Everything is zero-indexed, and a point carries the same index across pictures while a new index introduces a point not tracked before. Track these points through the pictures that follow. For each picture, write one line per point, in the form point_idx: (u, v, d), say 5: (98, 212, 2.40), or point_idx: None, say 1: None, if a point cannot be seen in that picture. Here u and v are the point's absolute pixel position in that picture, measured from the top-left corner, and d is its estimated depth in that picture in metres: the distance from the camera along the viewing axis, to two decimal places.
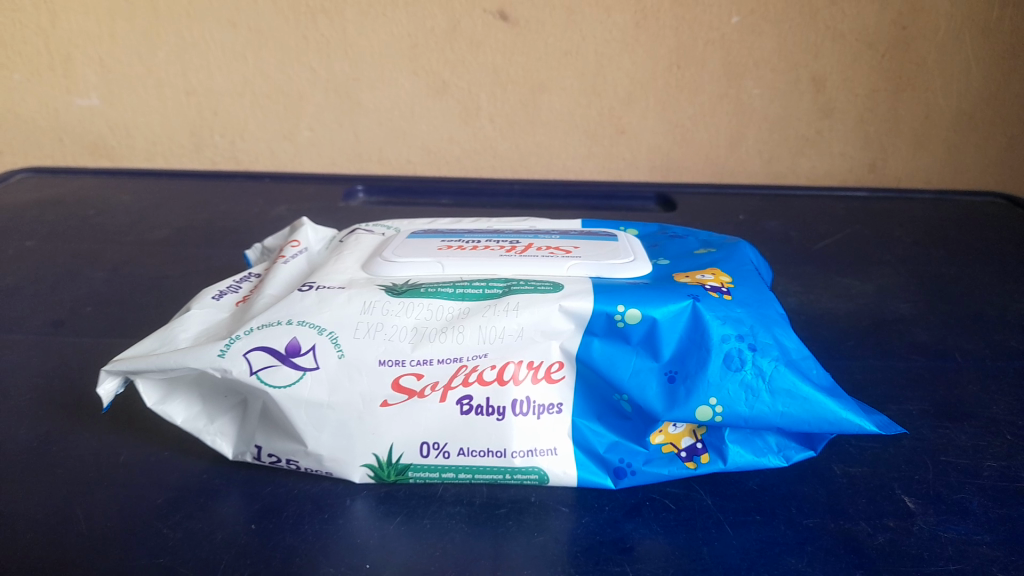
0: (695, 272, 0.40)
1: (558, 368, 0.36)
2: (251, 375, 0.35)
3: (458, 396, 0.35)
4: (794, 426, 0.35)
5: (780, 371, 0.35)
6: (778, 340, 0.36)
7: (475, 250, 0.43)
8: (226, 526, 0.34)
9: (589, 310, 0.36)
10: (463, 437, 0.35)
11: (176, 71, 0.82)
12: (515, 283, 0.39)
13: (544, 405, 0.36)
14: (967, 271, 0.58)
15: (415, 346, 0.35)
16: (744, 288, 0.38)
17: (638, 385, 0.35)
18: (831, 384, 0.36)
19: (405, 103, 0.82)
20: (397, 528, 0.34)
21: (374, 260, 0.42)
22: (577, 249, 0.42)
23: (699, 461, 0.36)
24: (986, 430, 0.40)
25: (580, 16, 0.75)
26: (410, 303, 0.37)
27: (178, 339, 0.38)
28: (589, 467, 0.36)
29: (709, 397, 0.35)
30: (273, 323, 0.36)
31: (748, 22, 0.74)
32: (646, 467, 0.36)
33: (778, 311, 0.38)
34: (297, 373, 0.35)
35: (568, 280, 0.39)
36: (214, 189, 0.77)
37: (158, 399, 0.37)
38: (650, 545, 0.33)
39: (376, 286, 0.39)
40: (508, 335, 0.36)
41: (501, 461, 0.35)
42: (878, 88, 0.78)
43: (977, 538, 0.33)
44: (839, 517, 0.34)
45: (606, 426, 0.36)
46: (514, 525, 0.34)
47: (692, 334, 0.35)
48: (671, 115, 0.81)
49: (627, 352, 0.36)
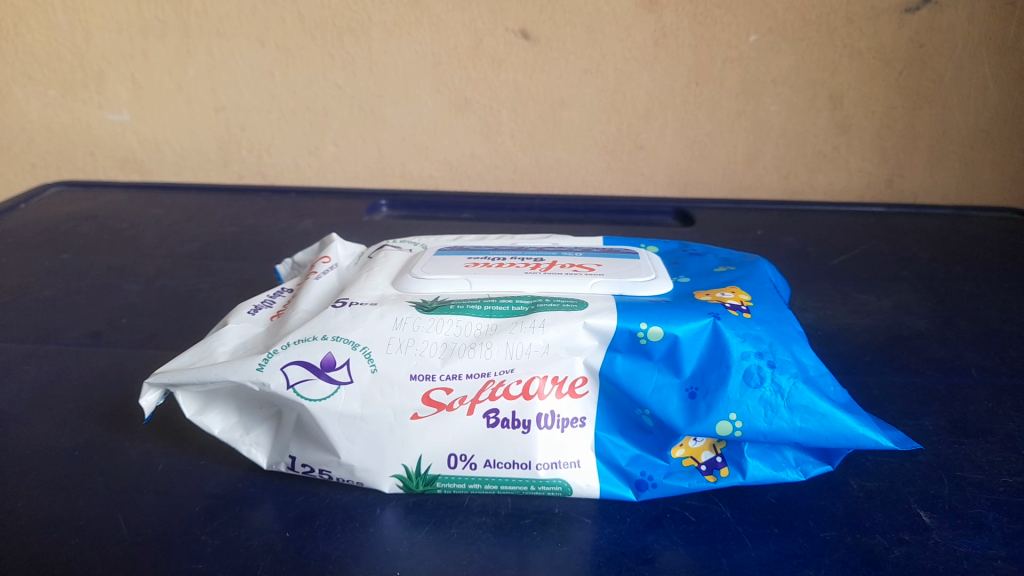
0: (715, 290, 0.41)
1: (582, 383, 0.37)
2: (288, 388, 0.36)
3: (485, 410, 0.37)
4: (813, 442, 0.36)
5: (799, 387, 0.36)
6: (797, 357, 0.37)
7: (501, 267, 0.44)
8: (262, 533, 0.35)
9: (614, 327, 0.37)
10: (490, 448, 0.37)
11: (206, 88, 0.84)
12: (541, 301, 0.40)
13: (568, 419, 0.37)
14: (984, 287, 0.59)
15: (445, 361, 0.37)
16: (764, 305, 0.40)
17: (660, 401, 0.37)
18: (849, 401, 0.37)
19: (428, 120, 0.84)
20: (426, 536, 0.35)
21: (404, 277, 0.44)
22: (600, 267, 0.44)
23: (719, 474, 0.37)
24: (1002, 446, 0.40)
25: (600, 35, 0.77)
26: (440, 319, 0.39)
27: (217, 352, 0.40)
28: (611, 479, 0.37)
29: (729, 412, 0.36)
30: (310, 337, 0.38)
31: (766, 40, 0.76)
32: (667, 480, 0.37)
33: (797, 329, 0.39)
34: (332, 387, 0.36)
35: (591, 297, 0.40)
36: (242, 204, 0.79)
37: (196, 410, 0.39)
38: (671, 556, 0.34)
39: (406, 302, 0.40)
40: (535, 351, 0.37)
41: (526, 472, 0.37)
42: (895, 105, 0.79)
43: (993, 552, 0.34)
44: (856, 530, 0.35)
45: (628, 440, 0.38)
46: (538, 535, 0.35)
47: (712, 351, 0.37)
48: (689, 131, 0.82)
49: (649, 368, 0.37)
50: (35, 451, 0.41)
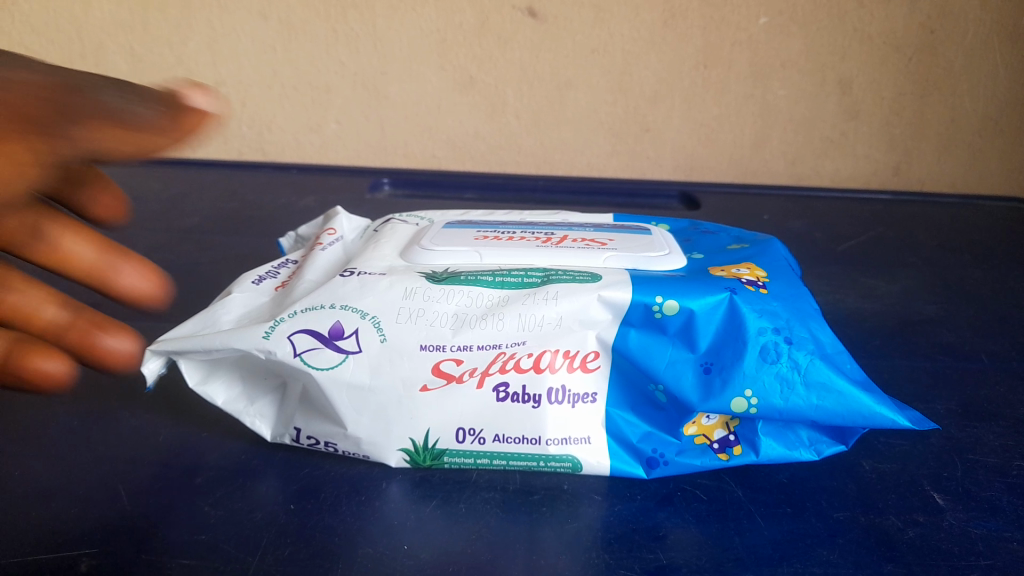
0: (731, 266, 0.40)
1: (593, 357, 0.37)
2: (294, 356, 0.36)
3: (495, 382, 0.36)
4: (829, 421, 0.35)
5: (815, 364, 0.35)
6: (814, 334, 0.36)
7: (511, 241, 0.43)
8: (265, 505, 0.35)
9: (629, 301, 0.36)
10: (498, 423, 0.36)
11: (207, 62, 0.83)
12: (554, 273, 0.39)
13: (578, 394, 0.37)
14: (994, 274, 0.59)
15: (456, 332, 0.36)
16: (778, 281, 0.39)
17: (674, 376, 0.36)
18: (864, 379, 0.36)
19: (432, 98, 0.83)
20: (433, 510, 0.35)
21: (412, 248, 0.43)
22: (612, 241, 0.43)
23: (732, 452, 0.37)
24: (1015, 430, 0.40)
25: (608, 14, 0.76)
26: (450, 290, 0.38)
27: (223, 320, 0.39)
28: (622, 456, 0.37)
29: (744, 388, 0.35)
30: (316, 306, 0.37)
31: (776, 23, 0.75)
32: (679, 458, 0.36)
33: (813, 306, 0.38)
34: (340, 356, 0.36)
35: (605, 271, 0.39)
36: (242, 179, 0.78)
37: (199, 379, 0.38)
38: (681, 533, 0.33)
39: (415, 273, 0.40)
40: (547, 323, 0.36)
41: (536, 448, 0.36)
42: (904, 91, 0.78)
43: (1007, 534, 0.33)
44: (870, 511, 0.35)
45: (640, 417, 0.37)
46: (548, 511, 0.35)
47: (728, 326, 0.36)
48: (696, 115, 0.82)
49: (663, 343, 0.36)
50: (34, 420, 0.40)
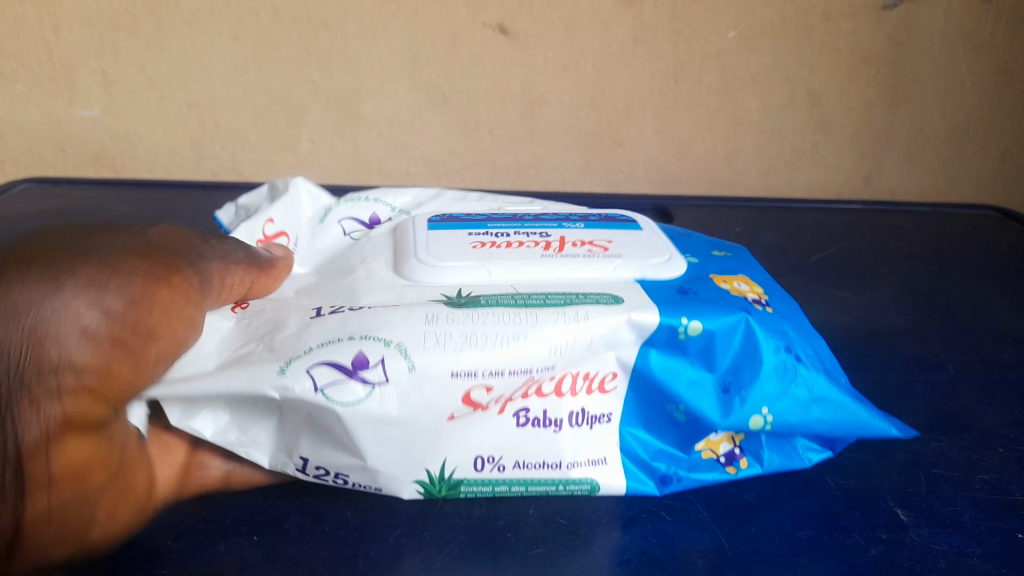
0: (729, 280, 0.41)
1: (611, 378, 0.36)
2: (317, 391, 0.33)
3: (516, 408, 0.36)
4: (834, 431, 0.37)
5: (823, 383, 0.37)
6: (815, 351, 0.38)
7: (511, 247, 0.42)
8: (229, 538, 0.35)
9: (658, 322, 0.36)
10: (520, 448, 0.36)
11: (178, 84, 0.82)
12: (571, 296, 0.37)
13: (596, 415, 0.37)
14: (961, 284, 0.59)
15: (486, 355, 0.35)
16: (775, 298, 0.40)
17: (695, 395, 0.36)
18: (855, 392, 0.39)
19: (405, 116, 0.83)
20: (397, 539, 0.35)
21: (411, 263, 0.41)
22: (612, 245, 0.43)
23: (739, 465, 0.38)
24: (980, 444, 0.41)
25: (579, 30, 0.76)
26: (475, 313, 0.36)
27: (206, 359, 0.36)
28: (636, 475, 0.37)
29: (761, 406, 0.36)
30: (335, 338, 0.35)
31: (745, 36, 0.75)
32: (691, 474, 0.37)
33: (808, 322, 0.40)
34: (365, 389, 0.34)
35: (626, 290, 0.39)
36: (216, 201, 0.77)
37: (180, 415, 0.36)
38: (646, 557, 0.34)
39: (432, 300, 0.38)
40: (577, 346, 0.36)
41: (556, 472, 0.36)
42: (873, 102, 0.79)
43: (969, 550, 0.34)
44: (833, 530, 0.36)
45: (653, 434, 0.38)
46: (512, 537, 0.35)
47: (747, 345, 0.36)
48: (668, 128, 0.82)
49: (684, 362, 0.36)
50: None
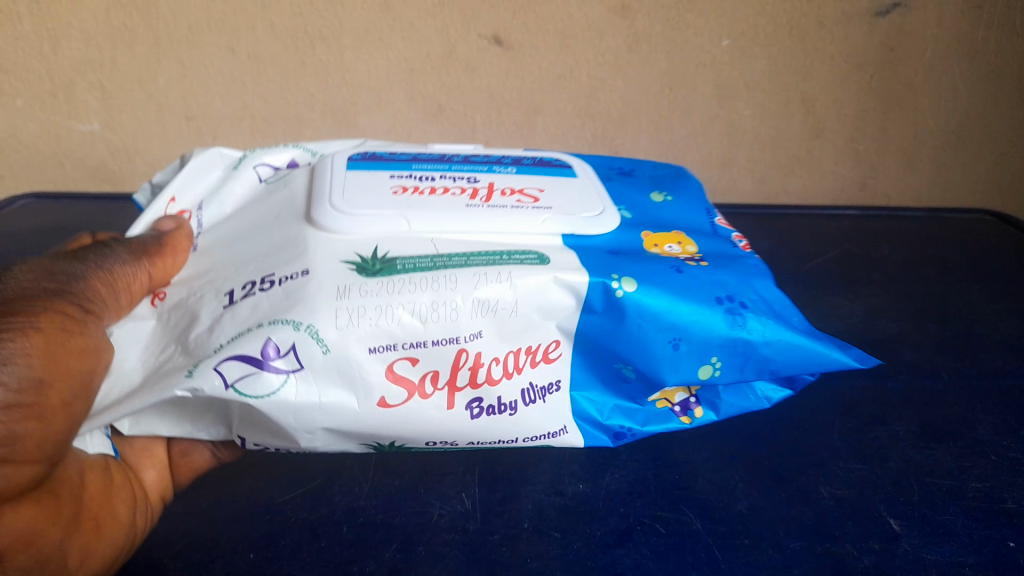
0: (665, 241, 0.45)
1: (555, 348, 0.40)
2: (227, 388, 0.35)
3: (459, 393, 0.39)
4: (786, 369, 0.40)
5: (771, 324, 0.40)
6: (761, 294, 0.41)
7: (434, 196, 0.43)
8: (226, 554, 0.36)
9: (588, 285, 0.39)
10: (462, 428, 0.39)
11: (177, 98, 0.82)
12: (485, 256, 0.40)
13: (544, 386, 0.40)
14: (956, 289, 0.60)
15: (405, 332, 0.37)
16: (711, 255, 0.44)
17: (641, 355, 0.40)
18: (809, 328, 0.41)
19: (403, 126, 0.84)
20: (394, 554, 0.36)
21: (329, 211, 0.41)
22: (540, 198, 0.44)
23: (693, 414, 0.43)
24: (972, 452, 0.42)
25: (573, 40, 0.76)
26: (391, 281, 0.38)
27: (132, 372, 0.38)
28: (592, 431, 0.42)
29: (710, 356, 0.40)
30: (244, 330, 0.36)
31: (738, 44, 0.76)
32: (646, 426, 0.42)
33: (750, 266, 0.44)
34: (279, 378, 0.36)
35: (551, 251, 0.41)
36: None
37: (128, 427, 0.38)
38: (638, 570, 0.35)
39: (341, 261, 0.39)
40: (508, 314, 0.38)
41: (510, 443, 0.41)
42: (867, 108, 0.80)
43: (961, 559, 0.35)
44: (826, 540, 0.36)
45: (608, 391, 0.42)
46: (506, 552, 0.36)
47: (687, 299, 0.40)
48: (664, 136, 0.82)
49: (625, 324, 0.39)
50: None
